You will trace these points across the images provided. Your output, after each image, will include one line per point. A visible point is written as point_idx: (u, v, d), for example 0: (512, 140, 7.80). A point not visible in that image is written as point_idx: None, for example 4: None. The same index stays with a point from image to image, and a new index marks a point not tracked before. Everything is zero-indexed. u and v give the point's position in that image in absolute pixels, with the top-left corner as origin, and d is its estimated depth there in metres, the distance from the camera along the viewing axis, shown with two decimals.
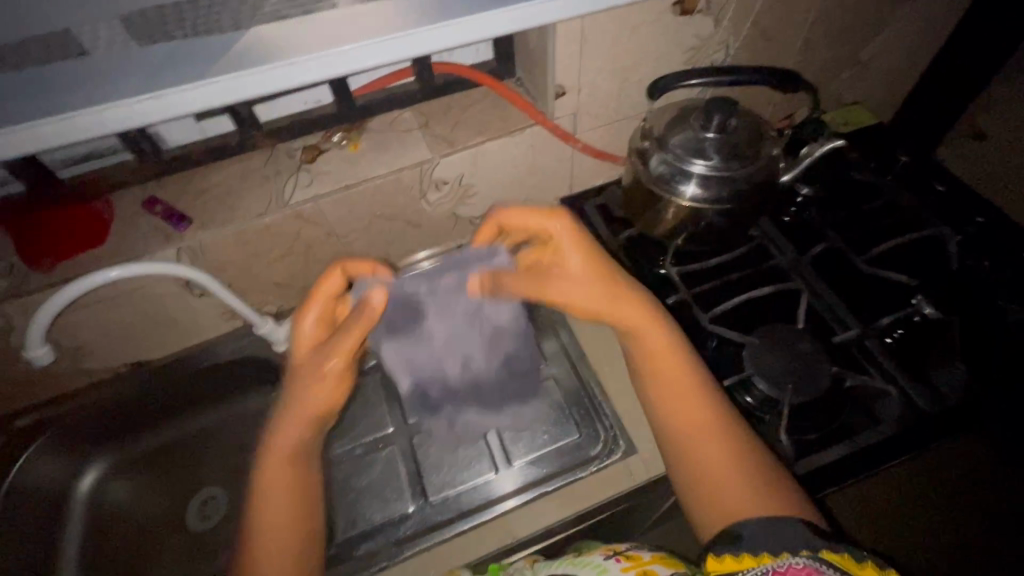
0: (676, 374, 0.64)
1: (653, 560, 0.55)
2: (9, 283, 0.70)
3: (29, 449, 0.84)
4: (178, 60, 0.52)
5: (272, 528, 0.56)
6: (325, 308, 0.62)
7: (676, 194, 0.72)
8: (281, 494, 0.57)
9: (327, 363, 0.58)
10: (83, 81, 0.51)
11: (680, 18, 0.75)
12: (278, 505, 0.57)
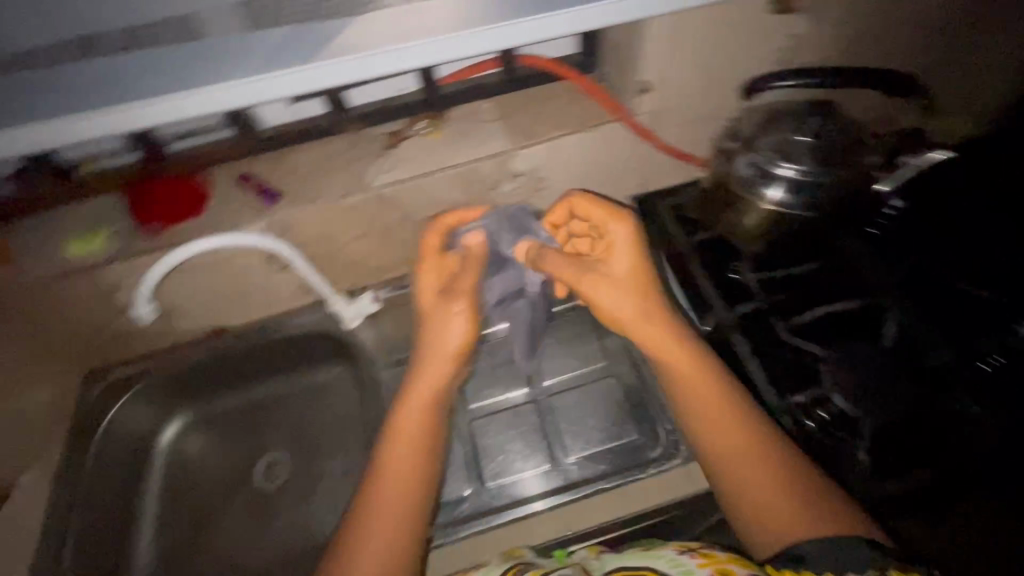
0: (706, 393, 0.63)
1: (730, 558, 0.52)
2: (120, 244, 0.76)
3: (122, 398, 0.91)
4: (291, 41, 0.54)
5: (400, 465, 0.63)
6: (438, 266, 0.77)
7: (759, 198, 0.70)
8: (412, 427, 0.65)
9: (455, 304, 0.71)
10: (199, 58, 0.53)
11: (778, 16, 0.72)
12: (405, 449, 0.64)
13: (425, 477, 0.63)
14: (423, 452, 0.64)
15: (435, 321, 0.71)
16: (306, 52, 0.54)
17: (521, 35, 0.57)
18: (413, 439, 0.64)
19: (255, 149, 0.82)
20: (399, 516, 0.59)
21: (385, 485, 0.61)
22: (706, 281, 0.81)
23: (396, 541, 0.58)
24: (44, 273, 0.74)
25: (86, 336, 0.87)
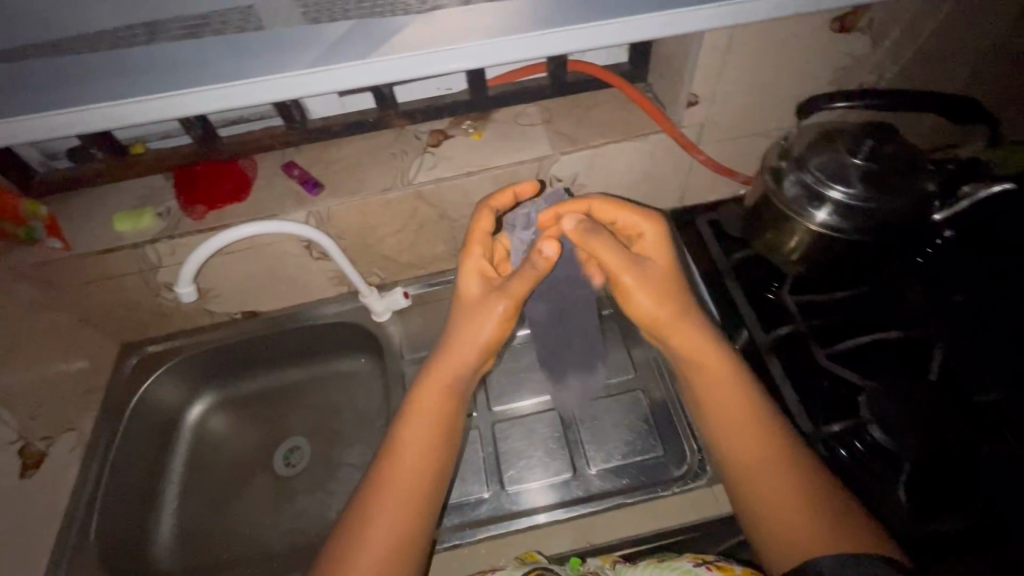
0: (725, 396, 0.63)
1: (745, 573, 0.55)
2: (166, 224, 0.78)
3: (154, 374, 0.94)
4: (349, 33, 0.53)
5: (412, 445, 0.64)
6: (484, 248, 0.71)
7: (808, 219, 0.68)
8: (432, 416, 0.65)
9: (499, 301, 0.66)
10: (254, 42, 0.52)
11: (837, 35, 0.71)
12: (419, 429, 0.65)
13: (437, 467, 0.64)
14: (439, 441, 0.65)
15: (473, 312, 0.67)
16: (365, 46, 0.54)
17: (578, 43, 0.57)
18: (430, 426, 0.65)
19: (301, 139, 0.83)
20: (406, 500, 0.61)
21: (399, 469, 0.63)
22: (742, 301, 0.79)
23: (408, 524, 0.60)
24: (91, 247, 0.77)
25: (125, 311, 0.89)
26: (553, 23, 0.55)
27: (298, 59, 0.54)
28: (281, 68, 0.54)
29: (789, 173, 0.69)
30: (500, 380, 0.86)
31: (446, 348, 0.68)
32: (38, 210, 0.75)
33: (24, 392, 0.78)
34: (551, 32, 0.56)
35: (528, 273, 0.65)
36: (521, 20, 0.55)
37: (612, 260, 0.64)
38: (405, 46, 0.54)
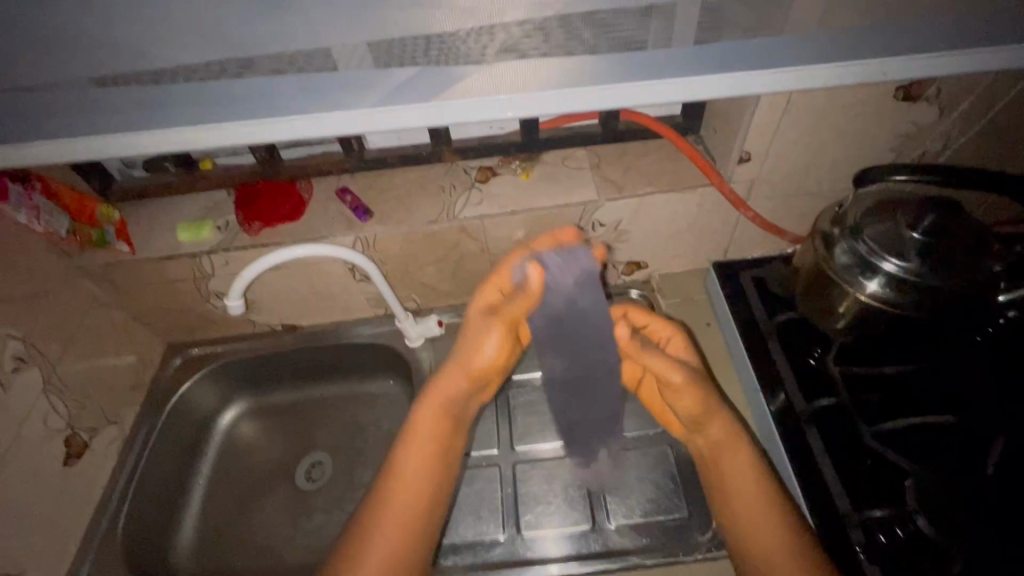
0: (734, 463, 0.65)
1: None
2: (223, 237, 0.82)
3: (195, 376, 0.98)
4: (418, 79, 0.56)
5: (412, 464, 0.67)
6: (499, 288, 0.69)
7: (857, 289, 0.66)
8: (429, 434, 0.68)
9: (493, 324, 0.66)
10: (333, 88, 0.56)
11: (901, 103, 0.69)
12: (420, 454, 0.67)
13: (434, 488, 0.67)
14: (437, 456, 0.68)
15: (472, 337, 0.68)
16: (425, 91, 0.56)
17: (632, 100, 0.58)
18: (429, 448, 0.68)
19: (356, 167, 0.87)
20: (407, 522, 0.64)
21: (400, 483, 0.66)
22: (784, 367, 0.77)
23: (403, 539, 0.63)
24: (154, 253, 0.81)
25: (175, 314, 0.94)
26: (608, 80, 0.56)
27: (365, 98, 0.57)
28: (339, 109, 0.57)
29: (838, 240, 0.68)
30: (526, 419, 0.85)
31: (444, 369, 0.71)
32: (111, 215, 0.83)
33: (75, 384, 0.82)
34: (603, 89, 0.57)
35: (522, 296, 0.64)
36: (578, 77, 0.56)
37: (659, 364, 0.63)
38: (464, 92, 0.57)
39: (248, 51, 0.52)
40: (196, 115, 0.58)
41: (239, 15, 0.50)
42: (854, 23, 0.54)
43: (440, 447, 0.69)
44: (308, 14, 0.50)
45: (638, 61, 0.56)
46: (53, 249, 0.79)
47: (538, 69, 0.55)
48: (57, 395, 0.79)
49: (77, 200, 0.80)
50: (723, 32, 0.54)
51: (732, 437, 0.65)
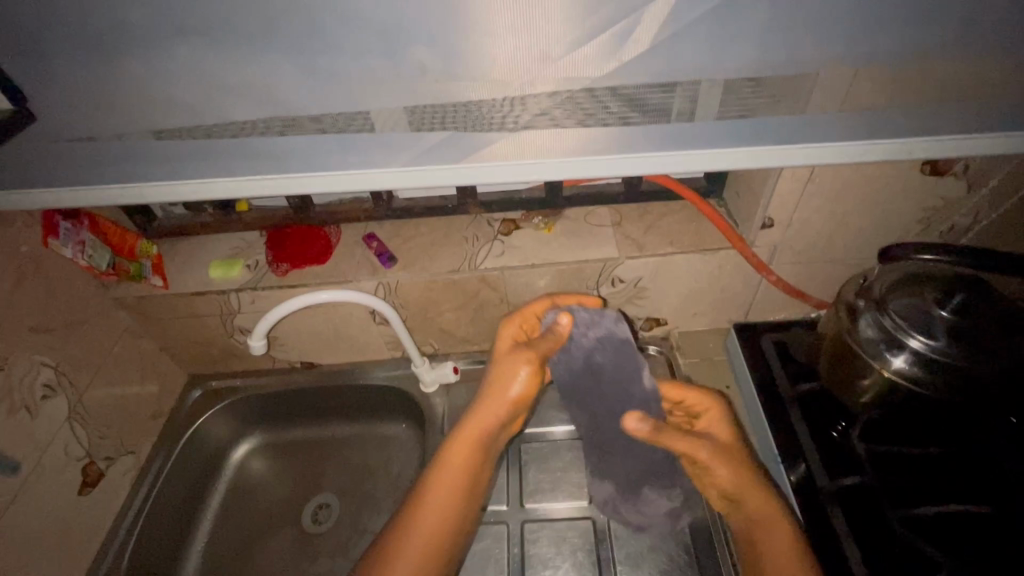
0: (774, 539, 0.61)
1: None
2: (253, 276, 0.85)
3: (212, 409, 0.99)
4: (448, 142, 0.58)
5: (438, 490, 0.67)
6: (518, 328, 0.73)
7: (883, 364, 0.64)
8: (457, 463, 0.68)
9: (524, 360, 0.69)
10: (370, 148, 0.59)
11: (927, 177, 0.69)
12: (444, 482, 0.67)
13: (456, 514, 0.68)
14: (462, 485, 0.68)
15: (503, 367, 0.69)
16: (452, 155, 0.59)
17: (644, 168, 0.61)
18: (457, 487, 0.68)
19: (384, 215, 0.89)
20: (426, 562, 0.64)
21: (424, 509, 0.66)
22: (806, 437, 0.75)
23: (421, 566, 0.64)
24: (186, 289, 0.85)
25: (199, 347, 0.96)
26: (625, 150, 0.59)
27: (396, 156, 0.59)
28: (369, 168, 0.61)
29: (862, 310, 0.67)
30: (537, 475, 0.83)
31: (479, 406, 0.70)
32: (151, 249, 0.86)
33: (98, 412, 0.84)
34: (616, 157, 0.60)
35: (551, 337, 0.71)
36: (599, 147, 0.59)
37: (681, 444, 0.64)
38: (485, 154, 0.60)
39: (290, 116, 0.55)
40: (238, 168, 0.61)
41: (280, 82, 0.51)
42: (880, 108, 0.55)
43: (465, 484, 0.69)
44: (349, 84, 0.51)
45: (661, 132, 0.57)
46: (92, 281, 0.83)
47: (561, 139, 0.58)
48: (80, 423, 0.81)
49: (120, 234, 0.84)
50: (746, 110, 0.55)
51: (769, 507, 0.63)
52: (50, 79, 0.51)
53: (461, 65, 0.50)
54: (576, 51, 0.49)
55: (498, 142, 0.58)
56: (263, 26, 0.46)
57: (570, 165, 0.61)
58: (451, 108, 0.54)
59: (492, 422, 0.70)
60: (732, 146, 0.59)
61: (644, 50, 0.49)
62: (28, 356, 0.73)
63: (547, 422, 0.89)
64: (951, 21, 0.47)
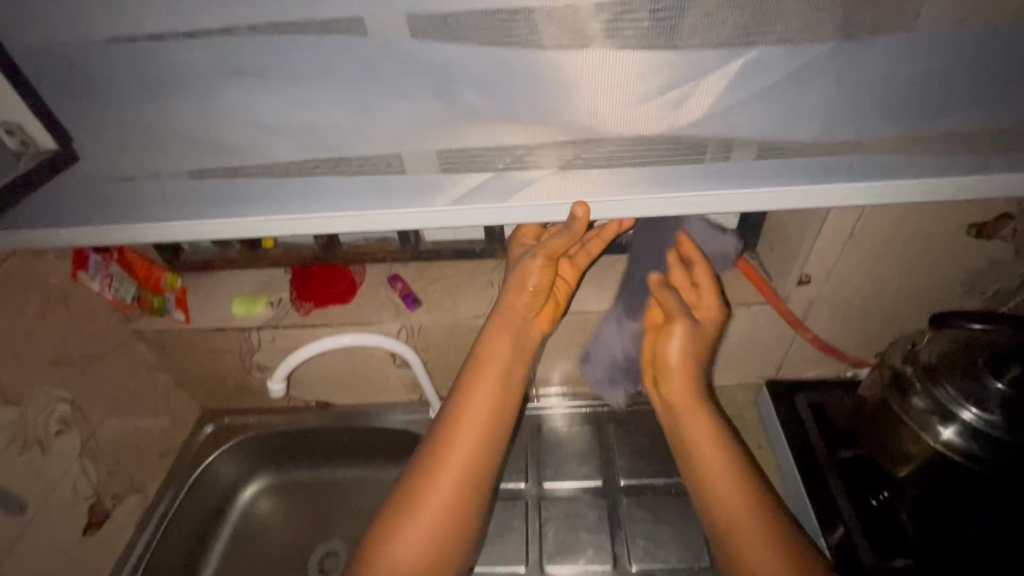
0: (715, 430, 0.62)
1: None
2: (275, 314, 0.84)
3: (224, 447, 0.97)
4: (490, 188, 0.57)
5: (491, 362, 0.67)
6: (532, 230, 0.74)
7: (931, 435, 0.61)
8: (506, 343, 0.69)
9: (537, 255, 0.67)
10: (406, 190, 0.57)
11: (972, 240, 0.67)
12: (498, 357, 0.68)
13: (511, 394, 0.67)
14: (514, 364, 0.69)
15: (519, 268, 0.69)
16: (494, 195, 0.58)
17: (684, 208, 0.57)
18: (493, 396, 0.65)
19: (410, 257, 0.89)
20: (481, 453, 0.63)
21: (481, 382, 0.66)
22: (849, 510, 0.70)
23: (490, 426, 0.64)
24: (208, 324, 0.84)
25: (215, 382, 0.94)
26: (664, 186, 0.55)
27: (436, 198, 0.58)
28: (395, 204, 0.59)
29: (909, 375, 0.64)
30: (558, 535, 0.80)
31: (500, 320, 0.71)
32: (174, 283, 0.86)
33: (111, 447, 0.83)
34: (648, 198, 0.57)
35: (568, 232, 0.61)
36: (633, 181, 0.55)
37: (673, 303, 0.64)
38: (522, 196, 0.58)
39: (327, 158, 0.54)
40: (272, 207, 0.60)
41: (323, 126, 0.51)
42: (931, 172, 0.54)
43: (511, 378, 0.68)
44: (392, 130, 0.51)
45: (702, 170, 0.54)
46: (115, 312, 0.82)
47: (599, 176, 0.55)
48: (91, 458, 0.79)
49: (146, 267, 0.84)
50: (794, 154, 0.52)
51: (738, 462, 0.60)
52: (99, 123, 0.52)
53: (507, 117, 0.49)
54: (624, 108, 0.48)
55: (533, 182, 0.56)
56: (315, 76, 0.47)
57: (604, 204, 0.58)
58: (486, 155, 0.53)
59: (529, 344, 0.72)
60: (786, 182, 0.54)
61: (695, 110, 0.48)
62: (46, 390, 0.72)
63: (568, 478, 0.86)
64: (1011, 90, 0.45)
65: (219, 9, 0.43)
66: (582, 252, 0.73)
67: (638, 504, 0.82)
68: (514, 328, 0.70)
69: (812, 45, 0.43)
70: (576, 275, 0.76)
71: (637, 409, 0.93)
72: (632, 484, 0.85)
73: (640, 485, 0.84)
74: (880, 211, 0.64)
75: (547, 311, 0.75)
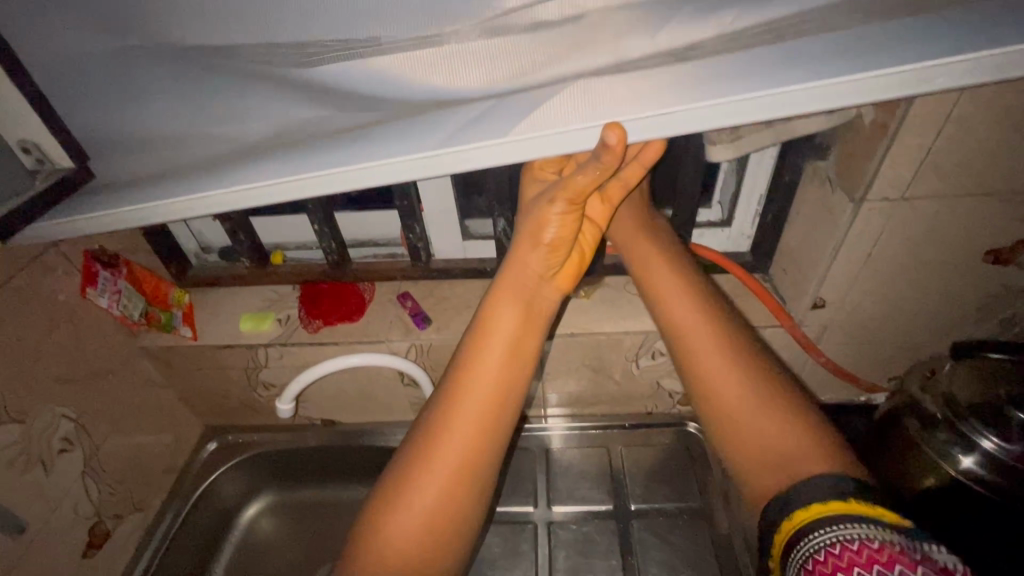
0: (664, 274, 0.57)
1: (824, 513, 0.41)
2: (284, 331, 0.83)
3: (226, 464, 0.95)
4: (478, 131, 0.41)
5: (493, 332, 0.51)
6: (555, 164, 0.56)
7: (949, 461, 0.60)
8: (517, 301, 0.53)
9: (556, 200, 0.51)
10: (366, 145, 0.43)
11: (990, 266, 0.67)
12: (504, 326, 0.52)
13: (520, 368, 0.51)
14: (526, 335, 0.52)
15: (533, 213, 0.53)
16: (505, 122, 0.41)
17: (771, 113, 0.37)
18: (496, 367, 0.50)
19: (420, 275, 0.88)
20: (478, 437, 0.49)
21: (482, 353, 0.51)
22: None
23: (493, 408, 0.50)
24: (215, 341, 0.83)
25: (219, 399, 0.93)
26: (737, 89, 0.37)
27: (426, 139, 0.42)
28: (363, 153, 0.43)
29: (932, 405, 0.63)
30: (568, 561, 0.78)
31: (509, 277, 0.54)
32: (182, 299, 0.86)
33: (114, 465, 0.81)
34: (712, 105, 0.37)
35: (596, 168, 0.44)
36: (686, 89, 0.38)
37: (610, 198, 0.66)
38: (536, 121, 0.40)
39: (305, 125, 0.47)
40: (223, 177, 0.47)
41: (303, 85, 0.45)
42: None
43: (520, 344, 0.51)
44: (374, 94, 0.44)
45: (782, 68, 0.37)
46: (122, 329, 0.81)
47: (631, 86, 0.39)
48: (94, 477, 0.78)
49: (154, 283, 0.84)
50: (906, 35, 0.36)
51: (732, 340, 0.53)
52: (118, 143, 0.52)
53: (489, 62, 0.41)
54: (625, 49, 0.40)
55: (548, 103, 0.40)
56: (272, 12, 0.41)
57: (647, 122, 0.39)
58: (482, 109, 0.42)
59: (546, 305, 0.54)
60: (929, 61, 0.35)
61: (707, 56, 0.39)
62: (52, 408, 0.71)
63: (579, 501, 0.84)
64: None
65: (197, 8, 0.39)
66: (617, 182, 0.53)
67: (649, 529, 0.81)
68: (521, 289, 0.53)
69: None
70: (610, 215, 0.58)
71: (647, 431, 0.92)
72: (644, 508, 0.83)
73: (651, 509, 0.83)
74: (897, 236, 0.64)
75: (569, 266, 0.56)
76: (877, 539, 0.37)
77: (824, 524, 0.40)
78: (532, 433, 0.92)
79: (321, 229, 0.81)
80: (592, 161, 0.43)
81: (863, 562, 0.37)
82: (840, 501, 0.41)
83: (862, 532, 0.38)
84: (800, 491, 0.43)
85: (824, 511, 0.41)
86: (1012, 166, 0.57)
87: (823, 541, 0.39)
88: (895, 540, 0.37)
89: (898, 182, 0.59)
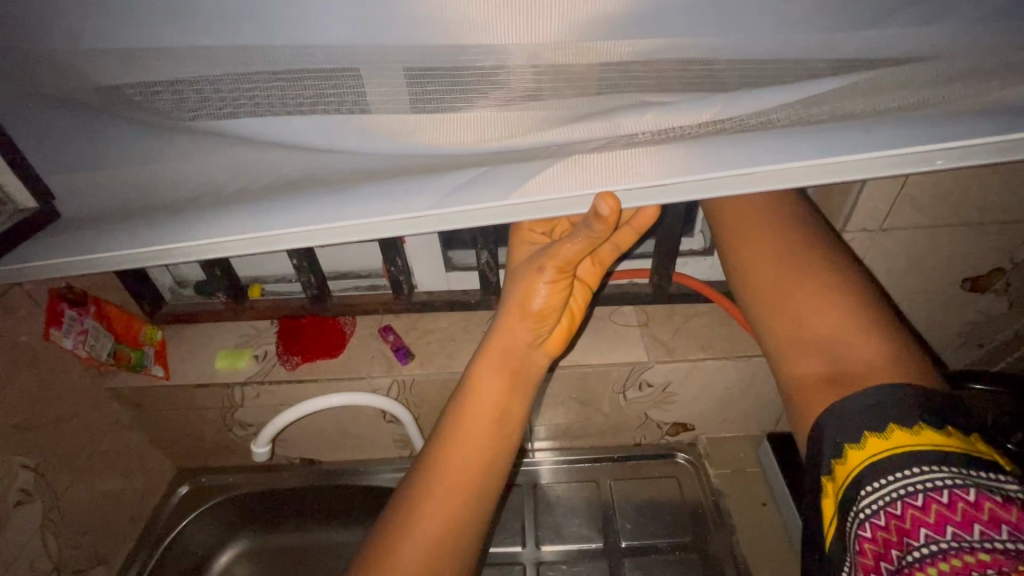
0: (744, 215, 0.53)
1: (866, 458, 0.39)
2: (261, 367, 0.80)
3: (199, 509, 0.90)
4: (476, 185, 0.40)
5: (480, 398, 0.51)
6: (544, 228, 0.57)
7: None
8: (503, 366, 0.53)
9: (545, 266, 0.50)
10: (342, 208, 0.41)
11: (967, 294, 0.68)
12: (489, 390, 0.52)
13: (508, 430, 0.52)
14: (513, 399, 0.53)
15: (521, 276, 0.53)
16: (500, 187, 0.40)
17: (751, 185, 0.37)
18: (484, 427, 0.51)
19: (404, 308, 0.86)
20: (467, 496, 0.49)
21: (471, 417, 0.51)
22: None
23: (481, 465, 0.50)
24: (189, 379, 0.80)
25: (192, 440, 0.89)
26: (725, 165, 0.37)
27: (418, 197, 0.40)
28: (348, 210, 0.41)
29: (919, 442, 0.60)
30: None
31: (497, 343, 0.54)
32: (154, 336, 0.84)
33: (76, 517, 0.77)
34: (693, 180, 0.38)
35: (585, 233, 0.44)
36: (677, 164, 0.38)
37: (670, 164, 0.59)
38: (525, 192, 0.40)
39: (285, 177, 0.44)
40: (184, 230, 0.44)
41: (277, 137, 0.41)
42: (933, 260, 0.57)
43: (508, 407, 0.52)
44: (351, 146, 0.40)
45: (773, 148, 0.36)
46: (89, 370, 0.78)
47: (620, 164, 0.39)
48: (53, 530, 0.74)
49: (125, 321, 0.81)
50: None
51: (795, 245, 0.50)
52: None
53: (479, 123, 0.38)
54: (619, 127, 0.38)
55: (540, 170, 0.39)
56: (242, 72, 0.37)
57: (635, 192, 0.40)
58: (481, 169, 0.41)
59: (531, 373, 0.55)
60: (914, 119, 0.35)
61: (704, 125, 0.37)
62: (8, 459, 0.67)
63: (570, 538, 0.82)
64: None
65: (166, 64, 0.37)
66: (608, 245, 0.54)
67: (640, 567, 0.79)
68: (507, 359, 0.53)
69: (860, 16, 0.33)
70: (600, 277, 0.59)
71: (637, 464, 0.90)
72: (635, 545, 0.81)
73: (642, 545, 0.81)
74: (876, 266, 0.65)
75: (558, 331, 0.56)
76: (892, 501, 0.37)
77: (848, 506, 0.39)
78: (519, 468, 0.90)
79: (301, 264, 0.79)
80: (583, 227, 0.43)
81: (909, 527, 0.36)
82: (875, 439, 0.39)
83: (908, 481, 0.37)
84: (833, 420, 0.41)
85: (841, 482, 0.40)
86: (986, 199, 0.58)
87: (875, 507, 0.37)
88: (907, 489, 0.37)
89: (876, 215, 0.60)
